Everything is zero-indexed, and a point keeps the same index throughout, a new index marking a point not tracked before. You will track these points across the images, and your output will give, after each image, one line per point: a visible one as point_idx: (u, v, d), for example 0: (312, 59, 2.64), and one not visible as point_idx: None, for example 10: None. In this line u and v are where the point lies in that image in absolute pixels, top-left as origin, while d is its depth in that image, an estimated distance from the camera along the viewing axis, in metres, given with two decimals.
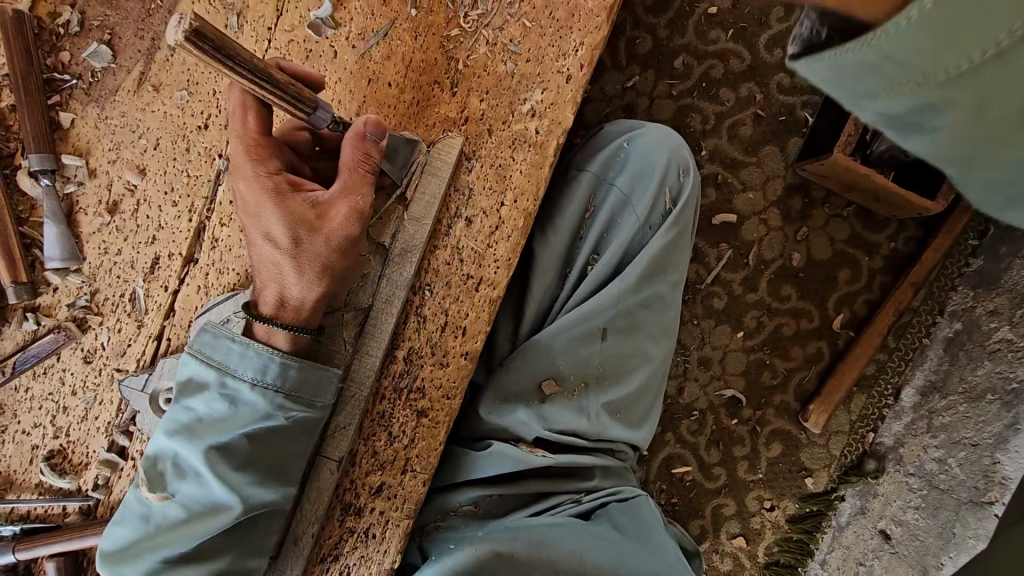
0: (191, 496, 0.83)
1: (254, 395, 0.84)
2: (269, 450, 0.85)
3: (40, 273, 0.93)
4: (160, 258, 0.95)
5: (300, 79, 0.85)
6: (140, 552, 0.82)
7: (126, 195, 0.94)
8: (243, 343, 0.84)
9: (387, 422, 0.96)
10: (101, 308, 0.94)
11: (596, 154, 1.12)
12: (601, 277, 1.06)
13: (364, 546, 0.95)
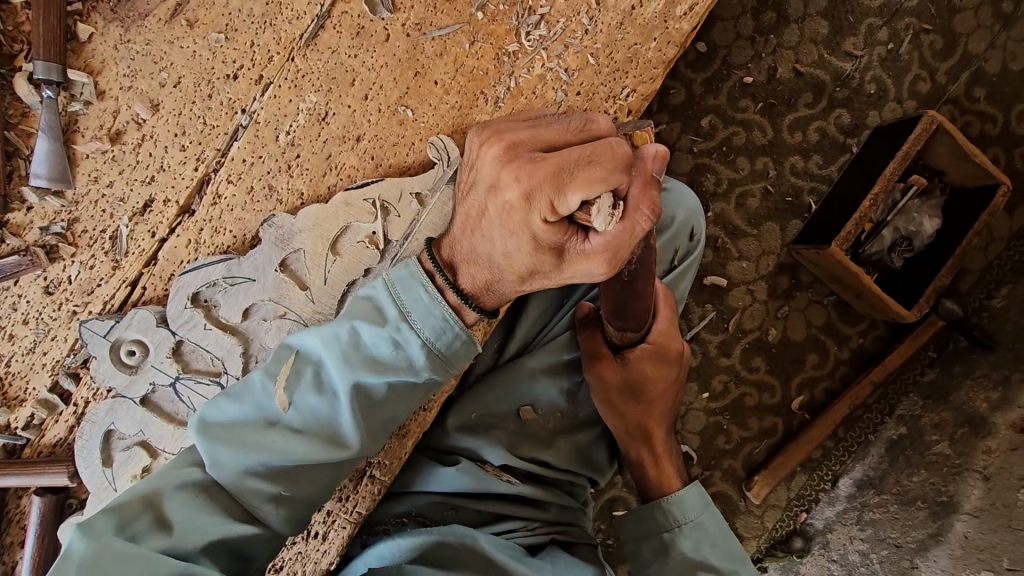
0: (316, 411, 0.77)
1: (420, 354, 0.78)
2: (392, 405, 0.80)
3: (15, 188, 0.85)
4: (154, 202, 0.89)
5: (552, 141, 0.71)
6: (237, 438, 0.75)
7: (132, 126, 0.87)
8: (436, 297, 0.78)
9: None
10: (76, 239, 0.88)
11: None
12: None
13: (304, 543, 0.96)
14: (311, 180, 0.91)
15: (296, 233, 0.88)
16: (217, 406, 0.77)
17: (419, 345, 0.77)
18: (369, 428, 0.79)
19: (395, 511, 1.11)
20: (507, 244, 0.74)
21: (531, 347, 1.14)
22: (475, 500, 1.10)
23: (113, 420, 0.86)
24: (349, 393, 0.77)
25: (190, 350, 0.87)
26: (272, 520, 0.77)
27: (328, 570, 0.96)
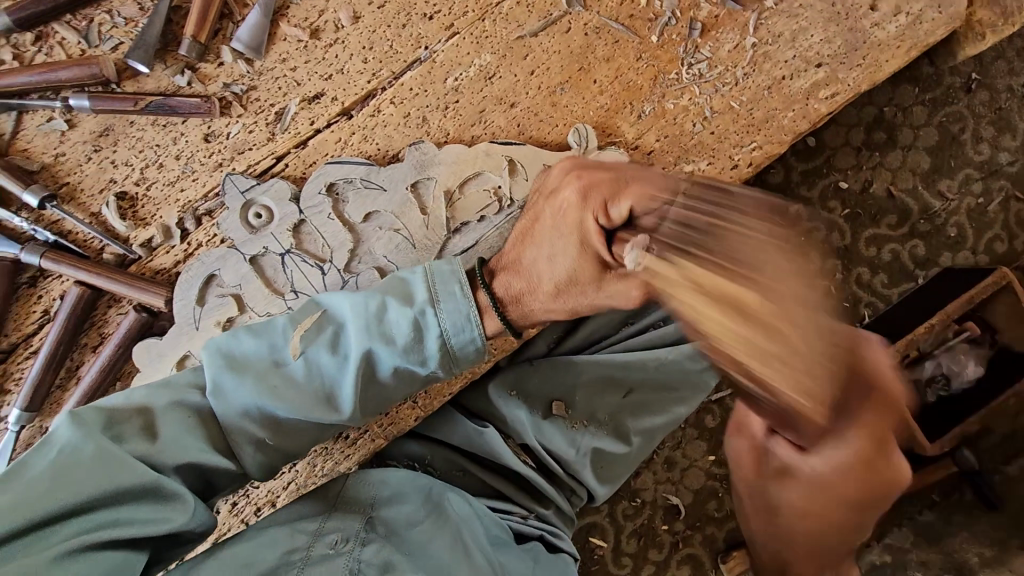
0: (322, 372, 0.81)
1: (432, 345, 0.81)
2: (391, 387, 0.84)
3: (216, 44, 0.96)
4: (323, 95, 0.99)
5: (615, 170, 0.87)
6: (245, 373, 0.79)
7: (330, 27, 0.98)
8: (466, 297, 0.82)
9: None
10: (246, 104, 0.97)
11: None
12: (653, 342, 1.17)
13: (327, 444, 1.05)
14: (460, 125, 1.00)
15: (435, 163, 0.96)
16: (238, 337, 0.82)
17: (436, 335, 0.81)
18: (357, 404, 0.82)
19: (405, 451, 1.16)
20: (555, 246, 0.84)
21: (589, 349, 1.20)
22: (481, 468, 1.15)
23: (219, 268, 0.94)
24: (358, 361, 0.80)
25: (308, 232, 0.96)
26: (247, 465, 0.81)
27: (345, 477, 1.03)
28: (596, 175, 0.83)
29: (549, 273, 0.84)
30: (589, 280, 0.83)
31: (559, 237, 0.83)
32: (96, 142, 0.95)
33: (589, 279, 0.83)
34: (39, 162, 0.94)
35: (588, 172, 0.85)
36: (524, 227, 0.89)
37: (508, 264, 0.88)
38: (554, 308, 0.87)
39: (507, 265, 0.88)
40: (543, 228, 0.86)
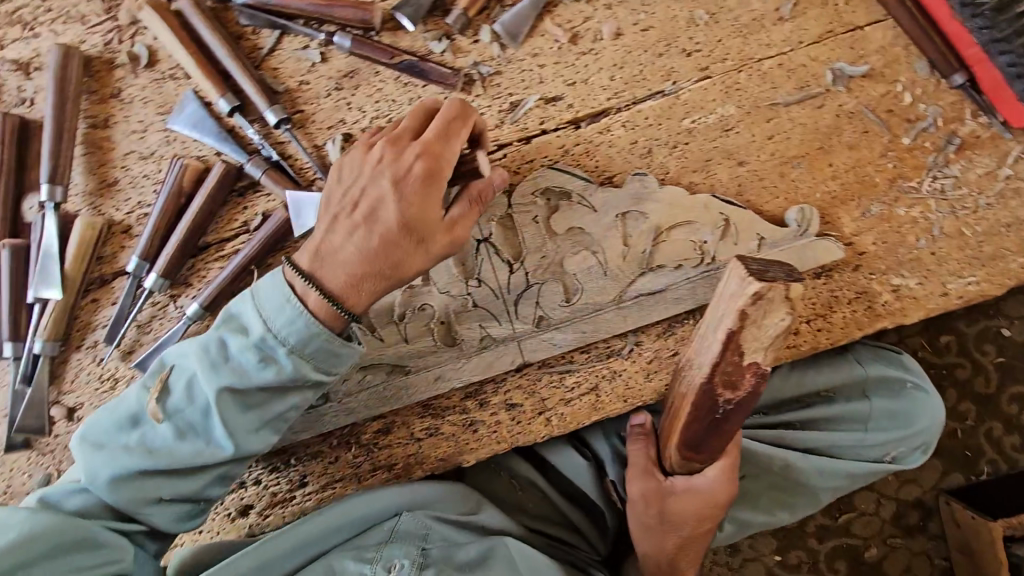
0: (189, 423, 0.80)
1: (287, 359, 0.78)
2: (274, 395, 0.81)
3: (478, 21, 0.97)
4: (560, 99, 0.98)
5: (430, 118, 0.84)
6: (108, 451, 0.79)
7: (589, 36, 0.98)
8: (298, 308, 0.77)
9: (564, 383, 0.99)
10: (487, 86, 0.98)
11: (883, 364, 1.09)
12: (786, 445, 1.08)
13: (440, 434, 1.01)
14: (682, 167, 0.97)
15: (650, 200, 0.94)
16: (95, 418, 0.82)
17: (286, 351, 0.77)
18: (265, 421, 0.81)
19: (505, 458, 1.18)
20: (387, 210, 0.78)
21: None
22: (569, 505, 1.16)
23: None
24: (214, 401, 0.77)
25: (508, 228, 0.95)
26: (212, 498, 0.84)
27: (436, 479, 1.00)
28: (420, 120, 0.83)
29: (359, 242, 0.78)
30: (388, 265, 0.79)
31: (379, 176, 0.79)
32: (339, 80, 0.99)
33: (411, 241, 0.78)
34: (285, 84, 0.98)
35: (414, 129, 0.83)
36: (358, 168, 0.82)
37: (323, 249, 0.80)
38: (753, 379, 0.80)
39: (358, 286, 0.79)
40: (372, 194, 0.79)
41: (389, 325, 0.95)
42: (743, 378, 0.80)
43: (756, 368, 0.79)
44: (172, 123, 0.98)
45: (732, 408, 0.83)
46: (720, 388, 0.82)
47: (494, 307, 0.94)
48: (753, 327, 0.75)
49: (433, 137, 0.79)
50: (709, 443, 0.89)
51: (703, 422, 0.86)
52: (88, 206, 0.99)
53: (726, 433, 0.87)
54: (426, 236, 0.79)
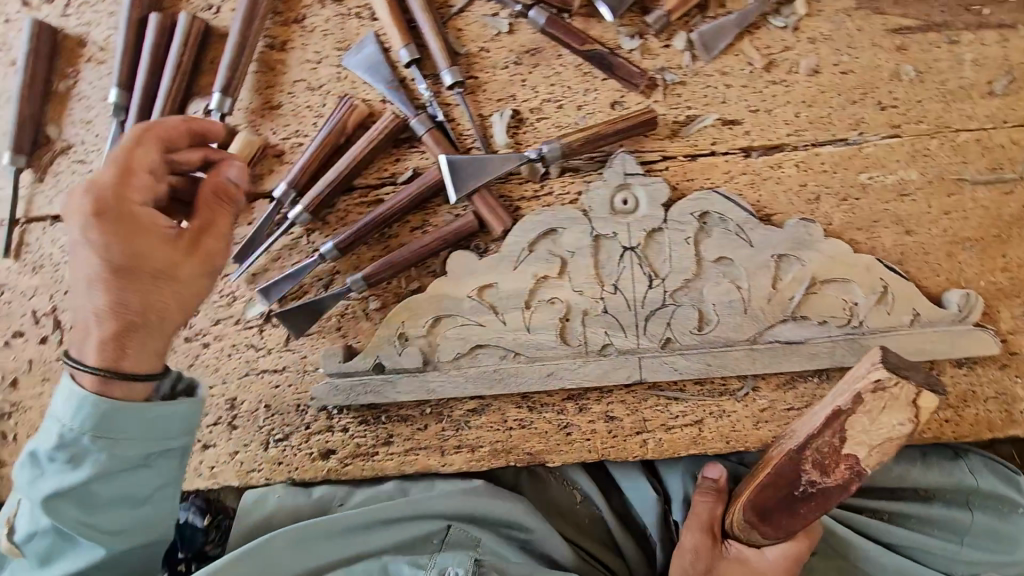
0: (57, 459, 0.78)
1: (113, 373, 0.78)
2: (139, 412, 0.79)
3: (675, 27, 0.95)
4: (737, 124, 0.95)
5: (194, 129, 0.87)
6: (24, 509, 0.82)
7: (785, 67, 0.94)
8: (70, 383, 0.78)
9: (667, 410, 0.97)
10: (666, 94, 0.95)
11: (996, 480, 1.01)
12: (870, 534, 1.02)
13: (530, 429, 0.99)
14: (848, 221, 0.93)
15: (810, 250, 0.90)
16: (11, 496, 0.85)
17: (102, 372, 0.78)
18: (166, 415, 0.81)
19: (573, 475, 1.16)
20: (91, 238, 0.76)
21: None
22: (624, 536, 1.13)
23: (564, 227, 0.93)
24: (82, 417, 0.77)
25: (657, 243, 0.92)
26: (148, 490, 0.81)
27: (489, 498, 1.03)
28: (163, 135, 0.83)
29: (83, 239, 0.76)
30: (163, 298, 0.79)
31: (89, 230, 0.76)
32: (520, 56, 0.97)
33: (142, 278, 0.78)
34: (467, 47, 0.97)
35: (131, 176, 0.80)
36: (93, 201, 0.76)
37: (75, 329, 0.80)
38: (843, 473, 0.76)
39: (124, 351, 0.78)
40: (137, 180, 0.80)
41: (515, 310, 0.94)
42: (836, 467, 0.76)
43: (852, 462, 0.75)
44: (347, 60, 0.98)
45: (816, 491, 0.78)
46: (807, 464, 0.78)
47: (623, 318, 0.93)
48: (866, 417, 0.73)
49: (156, 149, 0.82)
50: (779, 519, 0.83)
51: (778, 493, 0.81)
52: (248, 123, 1.00)
53: (800, 517, 0.81)
54: (178, 262, 0.80)
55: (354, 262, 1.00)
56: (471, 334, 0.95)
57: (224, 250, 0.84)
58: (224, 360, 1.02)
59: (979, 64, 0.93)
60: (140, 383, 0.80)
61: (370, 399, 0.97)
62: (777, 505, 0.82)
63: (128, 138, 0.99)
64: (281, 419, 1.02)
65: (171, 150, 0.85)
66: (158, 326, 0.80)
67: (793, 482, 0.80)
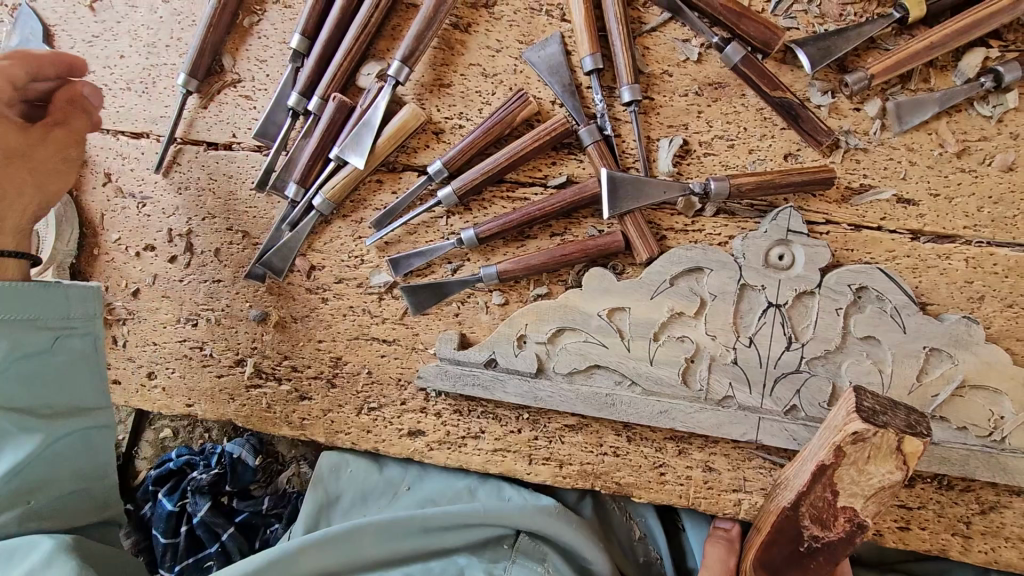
0: None
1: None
2: (32, 304, 0.85)
3: (870, 92, 0.91)
4: (912, 204, 0.91)
5: (61, 57, 0.94)
6: None
7: (978, 156, 0.89)
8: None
9: (768, 476, 0.94)
10: (845, 159, 0.92)
11: None
12: None
13: (624, 457, 0.98)
14: (1008, 329, 0.88)
15: (968, 353, 0.85)
16: None
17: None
18: (65, 300, 0.89)
19: (638, 507, 1.16)
20: None
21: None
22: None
23: (712, 269, 0.91)
24: None
25: (803, 308, 0.90)
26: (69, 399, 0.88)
27: (559, 524, 1.00)
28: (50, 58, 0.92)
29: None
30: (27, 175, 0.90)
31: None
32: (703, 87, 0.94)
33: (1, 156, 0.88)
34: (649, 67, 0.96)
35: (5, 91, 0.88)
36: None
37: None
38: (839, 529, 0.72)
39: (1, 232, 0.87)
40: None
41: (641, 339, 0.92)
42: (835, 521, 0.72)
43: (850, 514, 0.70)
44: (528, 55, 0.97)
45: (821, 546, 0.75)
46: (807, 519, 0.75)
47: (751, 373, 0.90)
48: (851, 469, 0.68)
49: (22, 71, 0.89)
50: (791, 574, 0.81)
51: (783, 549, 0.80)
52: (415, 96, 1.01)
53: (812, 572, 0.78)
54: (32, 145, 0.91)
55: (488, 254, 1.00)
56: (592, 353, 0.94)
57: (76, 143, 0.96)
58: (339, 319, 1.04)
59: None
60: (10, 262, 0.87)
61: (476, 391, 0.98)
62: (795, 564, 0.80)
63: (299, 85, 1.01)
64: (379, 388, 1.03)
65: (35, 78, 0.92)
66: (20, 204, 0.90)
67: (799, 538, 0.77)
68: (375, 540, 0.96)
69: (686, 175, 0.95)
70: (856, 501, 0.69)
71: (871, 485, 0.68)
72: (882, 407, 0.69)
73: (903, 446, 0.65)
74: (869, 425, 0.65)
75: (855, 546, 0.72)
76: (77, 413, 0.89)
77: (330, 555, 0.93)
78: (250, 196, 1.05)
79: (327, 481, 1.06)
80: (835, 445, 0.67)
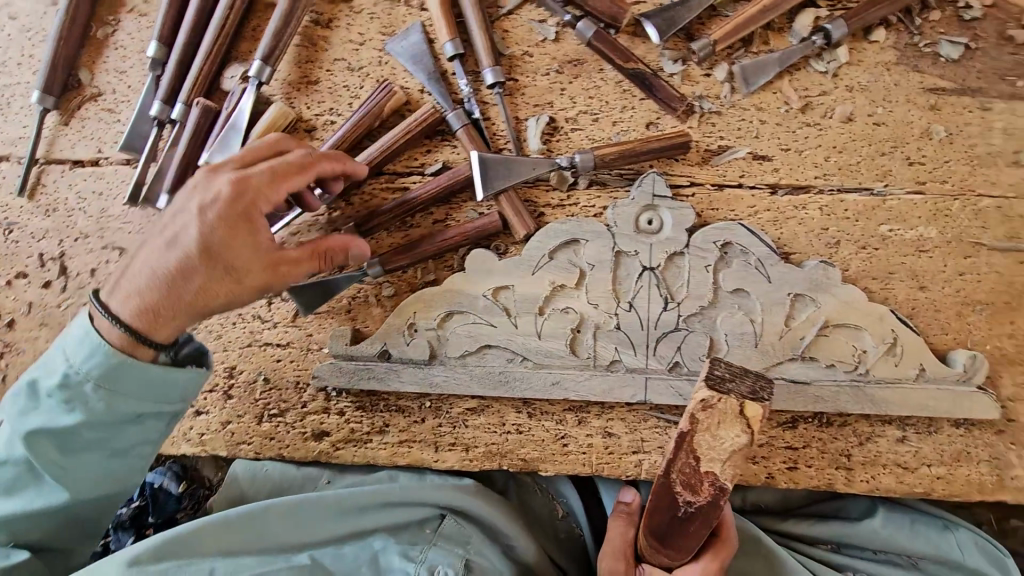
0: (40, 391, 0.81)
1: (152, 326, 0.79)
2: (132, 382, 0.79)
3: (718, 58, 0.96)
4: (768, 160, 0.96)
5: (343, 160, 0.89)
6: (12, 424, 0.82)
7: (820, 110, 0.95)
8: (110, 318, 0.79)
9: (665, 434, 0.97)
10: (702, 123, 0.96)
11: (983, 560, 0.97)
12: None
13: (527, 433, 0.99)
14: (864, 269, 0.94)
15: (829, 294, 0.90)
16: None
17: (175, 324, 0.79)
18: (163, 382, 0.81)
19: (559, 486, 1.15)
20: None
21: (783, 539, 1.06)
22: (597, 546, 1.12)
23: (588, 240, 0.93)
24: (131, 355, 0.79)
25: (677, 268, 0.93)
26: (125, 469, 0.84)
27: (476, 498, 1.01)
28: None
29: None
30: (223, 292, 0.80)
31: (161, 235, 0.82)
32: (563, 65, 0.97)
33: (218, 262, 0.79)
34: (510, 50, 0.98)
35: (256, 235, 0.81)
36: None
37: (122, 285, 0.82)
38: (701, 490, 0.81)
39: (159, 322, 0.80)
40: None
41: (528, 315, 0.94)
42: (701, 485, 0.81)
43: (712, 478, 0.80)
44: (391, 46, 0.98)
45: (695, 510, 0.82)
46: (679, 486, 0.82)
47: (634, 337, 0.93)
48: (707, 435, 0.79)
49: (298, 182, 0.84)
50: (674, 540, 0.86)
51: (664, 517, 0.85)
52: (283, 95, 1.00)
53: (690, 536, 0.85)
54: (245, 270, 0.80)
55: (373, 247, 0.99)
56: (482, 334, 0.95)
57: None
58: (230, 328, 1.02)
59: (1009, 133, 0.93)
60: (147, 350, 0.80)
61: (371, 385, 0.96)
62: (673, 531, 0.86)
63: (161, 93, 0.98)
64: (278, 394, 1.01)
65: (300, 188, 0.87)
66: (208, 311, 0.81)
67: (674, 503, 0.83)
68: (288, 522, 0.93)
69: (556, 151, 0.97)
70: (716, 466, 0.80)
71: (725, 449, 0.79)
72: (731, 374, 0.80)
73: (746, 411, 0.77)
74: (713, 393, 0.77)
75: (719, 514, 0.82)
76: (109, 490, 0.84)
77: (240, 534, 0.89)
78: (123, 212, 1.02)
79: (242, 482, 1.00)
80: (690, 412, 0.79)
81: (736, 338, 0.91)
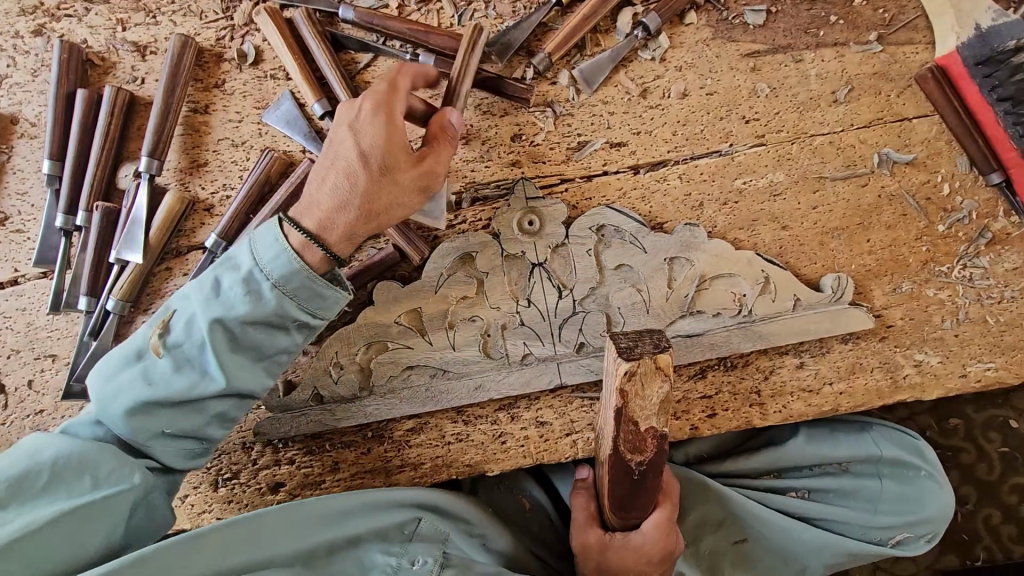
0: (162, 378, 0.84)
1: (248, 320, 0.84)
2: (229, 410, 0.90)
3: (558, 65, 1.06)
4: (623, 146, 1.06)
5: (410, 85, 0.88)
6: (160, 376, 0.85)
7: (658, 92, 1.06)
8: (284, 246, 0.83)
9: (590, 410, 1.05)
10: (558, 125, 1.06)
11: (898, 449, 1.07)
12: (784, 507, 1.09)
13: (467, 439, 1.06)
14: (729, 222, 1.04)
15: (700, 249, 1.00)
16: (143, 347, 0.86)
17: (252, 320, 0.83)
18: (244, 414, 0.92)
19: (520, 483, 1.23)
20: None
21: (729, 480, 1.14)
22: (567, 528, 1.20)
23: (479, 250, 1.01)
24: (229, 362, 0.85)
25: (563, 257, 1.02)
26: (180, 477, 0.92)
27: (443, 501, 1.04)
28: None
29: None
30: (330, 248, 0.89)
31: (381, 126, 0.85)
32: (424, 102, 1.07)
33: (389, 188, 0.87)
34: None
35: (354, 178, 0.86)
36: None
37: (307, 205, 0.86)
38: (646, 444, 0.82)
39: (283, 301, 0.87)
40: None
41: (440, 330, 1.02)
42: (645, 442, 0.82)
43: (653, 432, 0.81)
44: (266, 117, 1.07)
45: (645, 466, 0.84)
46: (626, 450, 0.83)
47: (539, 329, 1.01)
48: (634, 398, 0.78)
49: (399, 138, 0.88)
50: (635, 497, 0.89)
51: (620, 480, 0.87)
52: (177, 181, 1.08)
53: (649, 489, 0.88)
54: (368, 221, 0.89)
55: None
56: (402, 357, 1.02)
57: None
58: None
59: (823, 77, 1.05)
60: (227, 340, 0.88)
61: (312, 428, 1.03)
62: (631, 490, 0.88)
63: (62, 205, 1.05)
64: (228, 457, 1.06)
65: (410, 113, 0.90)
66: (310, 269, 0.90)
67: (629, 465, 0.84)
68: (280, 534, 0.92)
69: None
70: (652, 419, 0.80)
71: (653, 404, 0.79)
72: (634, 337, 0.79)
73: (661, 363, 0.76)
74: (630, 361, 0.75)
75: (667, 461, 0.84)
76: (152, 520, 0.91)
77: (230, 546, 0.87)
78: (50, 321, 1.08)
79: None
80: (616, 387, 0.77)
81: (629, 309, 1.00)
